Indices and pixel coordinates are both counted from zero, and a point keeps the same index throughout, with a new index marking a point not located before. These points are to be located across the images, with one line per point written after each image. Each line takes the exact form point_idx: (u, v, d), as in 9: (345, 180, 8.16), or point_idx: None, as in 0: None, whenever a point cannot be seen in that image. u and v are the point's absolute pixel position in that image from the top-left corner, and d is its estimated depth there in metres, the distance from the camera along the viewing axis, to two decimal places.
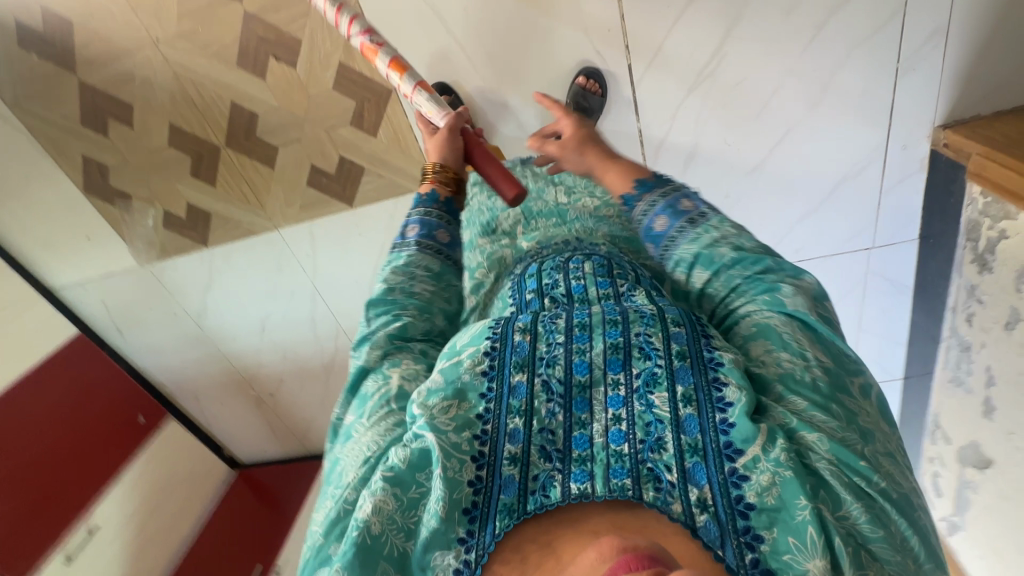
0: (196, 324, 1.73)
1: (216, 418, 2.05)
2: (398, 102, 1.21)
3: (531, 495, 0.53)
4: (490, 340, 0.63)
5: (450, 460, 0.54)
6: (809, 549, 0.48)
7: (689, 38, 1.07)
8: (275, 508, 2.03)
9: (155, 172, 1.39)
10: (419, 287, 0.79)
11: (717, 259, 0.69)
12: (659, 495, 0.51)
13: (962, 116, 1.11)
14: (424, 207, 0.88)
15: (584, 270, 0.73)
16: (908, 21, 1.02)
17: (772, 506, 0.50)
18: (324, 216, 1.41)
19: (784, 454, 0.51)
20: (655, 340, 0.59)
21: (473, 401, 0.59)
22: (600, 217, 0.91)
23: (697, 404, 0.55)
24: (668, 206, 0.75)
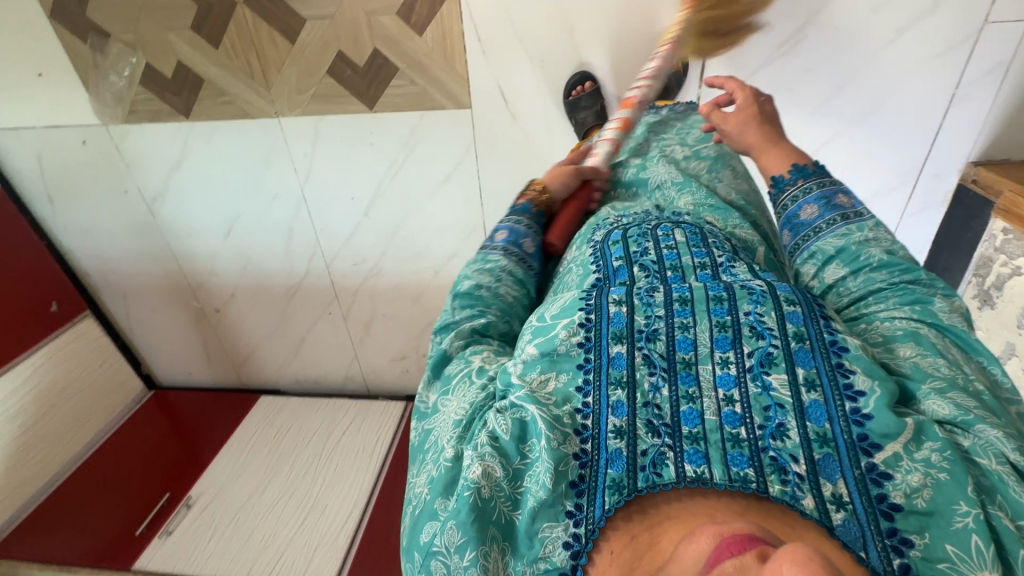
0: (149, 210, 1.51)
1: (143, 327, 1.80)
2: (456, 2, 1.10)
3: (640, 472, 0.50)
4: (585, 310, 0.62)
5: (554, 432, 0.53)
6: (975, 560, 0.43)
7: (772, 13, 1.05)
8: (190, 439, 1.77)
9: (148, 14, 1.19)
10: (503, 289, 0.75)
11: (865, 259, 0.66)
12: (786, 488, 0.47)
13: (992, 157, 1.15)
14: (516, 216, 0.84)
15: (676, 240, 0.70)
16: (977, 49, 1.04)
17: (922, 509, 0.45)
18: (335, 114, 1.27)
19: (939, 453, 0.47)
20: (767, 320, 0.56)
21: (568, 372, 0.58)
22: (686, 180, 0.87)
23: (822, 390, 0.51)
24: (822, 196, 0.74)
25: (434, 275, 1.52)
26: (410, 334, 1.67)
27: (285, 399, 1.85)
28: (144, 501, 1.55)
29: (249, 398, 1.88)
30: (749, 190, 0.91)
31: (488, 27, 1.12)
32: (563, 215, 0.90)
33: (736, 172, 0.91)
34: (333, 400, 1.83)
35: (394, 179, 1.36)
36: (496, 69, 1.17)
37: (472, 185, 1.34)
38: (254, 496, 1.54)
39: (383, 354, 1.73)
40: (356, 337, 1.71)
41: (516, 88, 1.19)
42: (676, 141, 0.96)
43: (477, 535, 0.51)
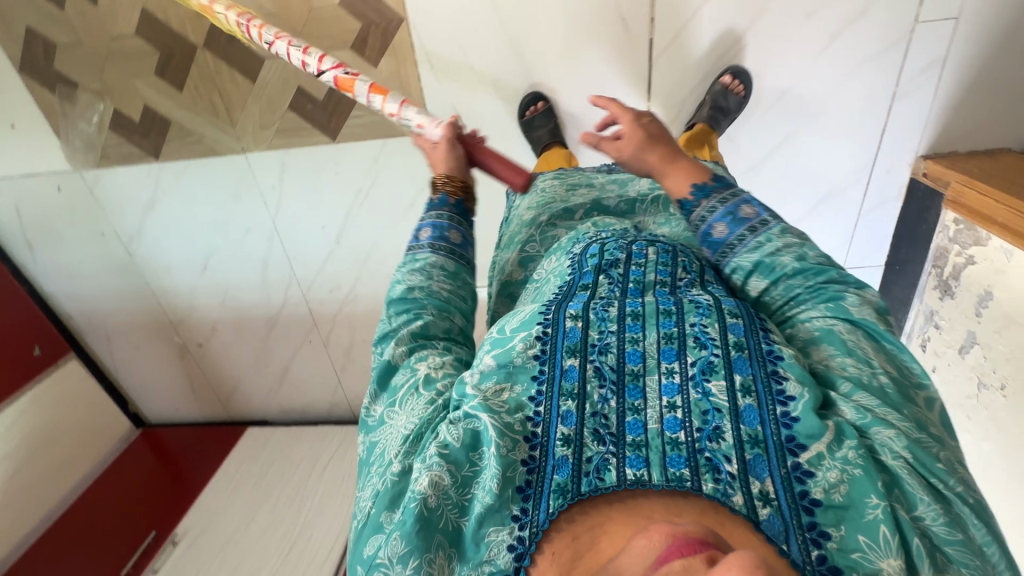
0: (126, 250, 1.53)
1: (129, 365, 1.81)
2: (407, 34, 1.14)
3: (585, 476, 0.53)
4: (542, 325, 0.65)
5: (504, 438, 0.56)
6: (881, 548, 0.48)
7: (710, 26, 1.09)
8: (179, 476, 1.78)
9: (113, 62, 1.23)
10: (437, 287, 0.77)
11: (778, 267, 0.68)
12: (719, 486, 0.51)
13: (941, 150, 1.17)
14: (436, 211, 0.85)
15: (647, 257, 0.72)
16: (912, 48, 1.07)
17: (839, 504, 0.50)
18: (300, 146, 1.30)
19: (854, 451, 0.52)
20: (709, 331, 0.60)
21: (522, 384, 0.61)
22: (669, 219, 0.88)
23: (756, 395, 0.56)
24: (727, 212, 0.73)
25: None
26: None
27: (272, 429, 1.85)
28: (128, 539, 1.56)
29: (237, 430, 1.89)
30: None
31: (441, 55, 1.16)
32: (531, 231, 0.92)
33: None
34: (319, 428, 1.83)
35: (361, 206, 1.39)
36: (451, 94, 1.20)
37: None
38: (242, 529, 1.55)
39: (366, 378, 1.75)
40: (339, 363, 1.72)
41: (472, 112, 1.22)
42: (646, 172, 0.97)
43: (421, 544, 0.53)
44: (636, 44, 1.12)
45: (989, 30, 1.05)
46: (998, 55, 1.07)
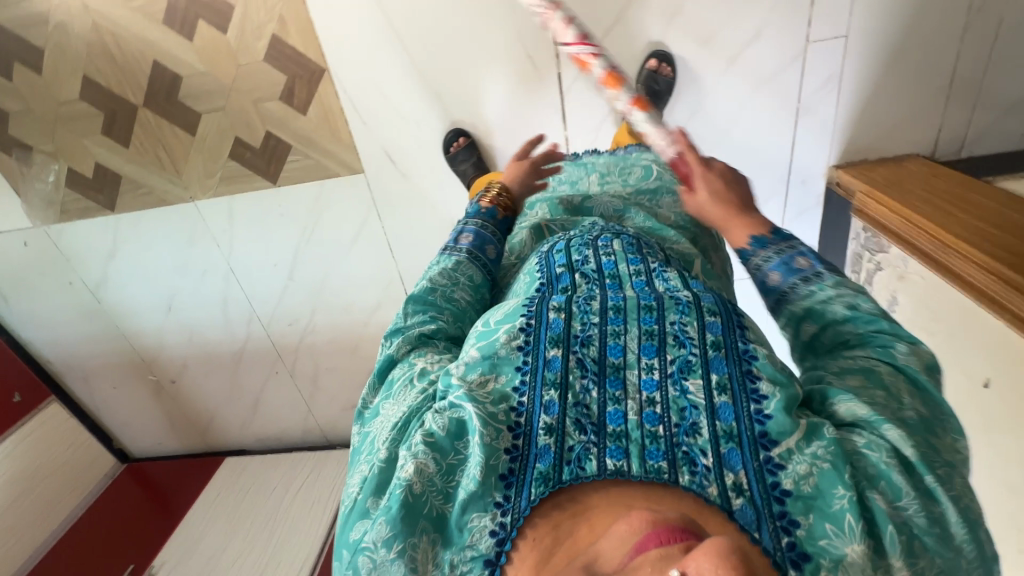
0: (94, 297, 1.61)
1: (109, 404, 1.88)
2: (330, 83, 1.20)
3: (565, 465, 0.52)
4: (525, 317, 0.62)
5: (486, 428, 0.54)
6: (847, 535, 0.48)
7: (613, 58, 1.15)
8: (163, 507, 1.85)
9: (61, 124, 1.30)
10: (459, 294, 0.77)
11: (829, 313, 0.63)
12: (694, 478, 0.50)
13: (851, 159, 1.21)
14: (480, 220, 0.89)
15: (614, 248, 0.72)
16: (807, 66, 1.11)
17: (807, 494, 0.50)
18: (243, 191, 1.37)
19: (825, 447, 0.52)
20: (689, 329, 0.59)
21: (507, 373, 0.58)
22: (627, 208, 0.94)
23: (731, 393, 0.55)
24: (782, 263, 0.68)
25: (364, 325, 1.60)
26: (353, 383, 1.74)
27: (248, 457, 1.91)
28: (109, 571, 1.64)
29: (215, 460, 1.96)
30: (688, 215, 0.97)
31: (364, 99, 1.22)
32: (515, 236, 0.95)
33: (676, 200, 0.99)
34: (293, 454, 1.89)
35: (308, 243, 1.45)
36: (379, 136, 1.27)
37: (380, 240, 1.43)
38: (216, 556, 1.62)
39: (334, 405, 1.80)
40: (306, 392, 1.78)
41: (401, 150, 1.28)
42: (620, 178, 1.03)
43: (405, 530, 0.52)
44: (547, 79, 1.18)
45: (880, 43, 1.09)
46: (891, 66, 1.11)
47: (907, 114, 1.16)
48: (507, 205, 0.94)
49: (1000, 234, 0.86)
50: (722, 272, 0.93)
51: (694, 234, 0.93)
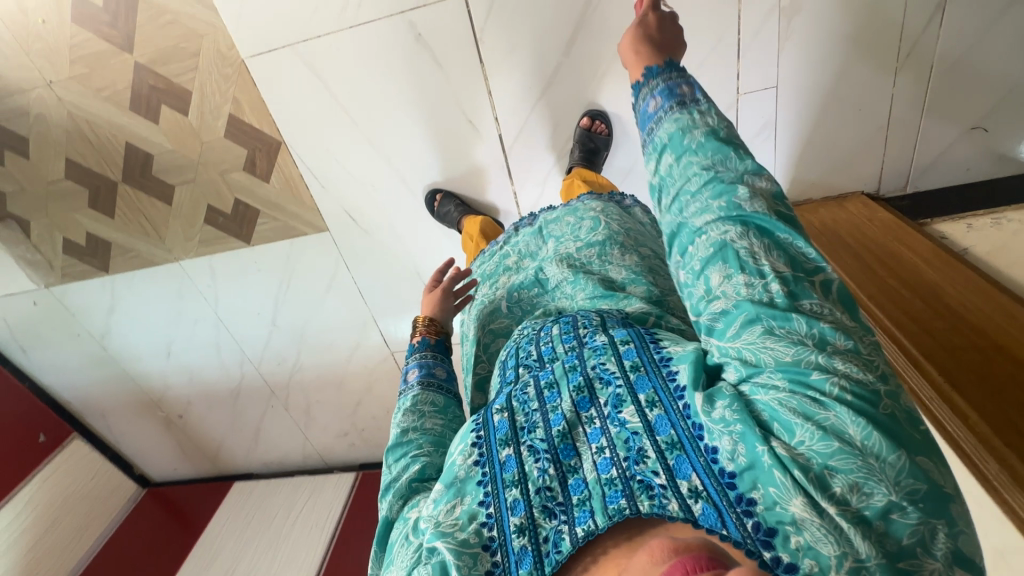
0: (100, 346, 1.74)
1: (126, 438, 2.02)
2: (289, 153, 1.28)
3: (546, 557, 0.47)
4: (474, 431, 0.57)
5: (462, 557, 0.48)
6: (789, 492, 0.41)
7: (552, 116, 1.19)
8: (186, 520, 1.98)
9: (52, 201, 1.41)
10: (430, 423, 0.70)
11: (685, 143, 0.62)
12: (654, 501, 0.45)
13: (796, 198, 1.23)
14: (420, 353, 0.82)
15: (552, 334, 0.65)
16: (741, 114, 1.13)
17: (746, 465, 0.43)
18: (221, 251, 1.46)
19: (729, 408, 0.46)
20: (609, 365, 0.55)
21: (471, 493, 0.53)
22: (577, 277, 0.81)
23: (662, 404, 0.50)
24: (666, 89, 0.70)
25: (347, 361, 1.68)
26: (343, 414, 1.83)
27: (255, 481, 2.04)
28: None
29: (225, 484, 2.07)
30: (642, 257, 0.83)
31: (320, 166, 1.29)
32: (469, 345, 0.90)
33: (626, 245, 0.85)
34: (296, 477, 2.00)
35: (286, 295, 1.54)
36: (339, 198, 1.34)
37: (352, 289, 1.51)
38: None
39: (327, 432, 1.89)
40: (301, 423, 1.88)
41: (360, 209, 1.35)
42: (569, 235, 0.90)
43: None
44: (491, 139, 1.22)
45: (811, 91, 1.10)
46: (825, 109, 1.11)
47: (850, 152, 1.16)
48: (438, 327, 0.88)
49: (915, 302, 0.91)
50: (691, 312, 0.77)
51: (653, 286, 0.78)
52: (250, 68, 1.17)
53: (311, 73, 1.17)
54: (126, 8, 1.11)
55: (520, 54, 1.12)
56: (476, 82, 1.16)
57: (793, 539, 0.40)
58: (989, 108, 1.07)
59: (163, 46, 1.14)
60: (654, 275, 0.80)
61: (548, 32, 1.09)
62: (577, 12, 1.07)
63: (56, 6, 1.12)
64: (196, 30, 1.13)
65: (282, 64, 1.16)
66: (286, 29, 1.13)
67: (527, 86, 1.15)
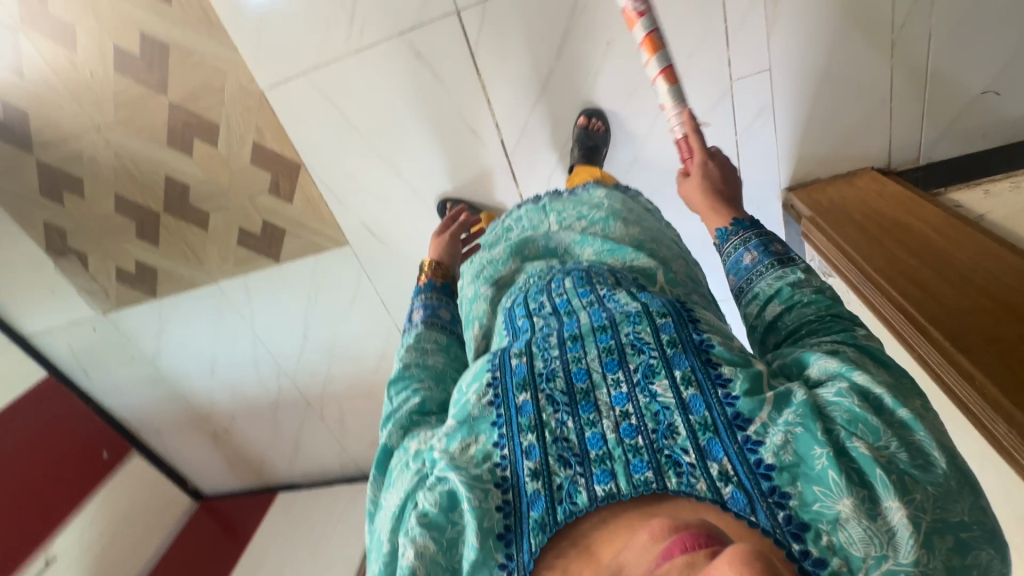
0: (152, 365, 1.87)
1: (179, 453, 2.14)
2: (308, 173, 1.37)
3: (559, 505, 0.49)
4: (491, 370, 0.59)
5: (473, 490, 0.51)
6: (836, 492, 0.44)
7: (550, 118, 1.23)
8: (233, 532, 2.07)
9: (105, 234, 1.56)
10: (432, 359, 0.77)
11: (795, 296, 0.61)
12: (681, 479, 0.48)
13: (803, 178, 1.21)
14: (424, 295, 0.90)
15: (565, 287, 0.68)
16: (737, 98, 1.13)
17: (791, 462, 0.46)
18: (254, 270, 1.57)
19: (794, 412, 0.48)
20: (644, 335, 0.56)
21: (485, 432, 0.55)
22: (585, 237, 0.86)
23: (697, 384, 0.51)
24: (760, 243, 0.68)
25: (375, 370, 1.75)
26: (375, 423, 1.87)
27: (298, 492, 2.10)
28: None
29: (270, 495, 2.15)
30: (645, 230, 0.87)
31: (337, 183, 1.38)
32: (480, 301, 0.81)
33: (630, 222, 0.88)
34: (335, 486, 2.06)
35: (315, 308, 1.63)
36: (356, 213, 1.42)
37: (374, 299, 1.59)
38: None
39: (362, 441, 1.94)
40: (337, 433, 1.94)
41: (377, 222, 1.43)
42: (574, 215, 0.92)
43: None
44: (494, 146, 1.28)
45: (807, 70, 1.10)
46: (824, 86, 1.11)
47: (854, 127, 1.15)
48: (444, 270, 0.97)
49: (923, 271, 0.89)
50: (689, 278, 0.82)
51: (655, 251, 0.83)
52: (270, 97, 1.27)
53: (323, 97, 1.27)
54: (159, 54, 1.23)
55: (514, 61, 1.17)
56: (474, 91, 1.22)
57: (826, 535, 0.43)
58: (995, 71, 1.05)
59: (192, 85, 1.26)
60: (654, 244, 0.85)
61: (540, 37, 1.14)
62: (565, 16, 1.11)
63: (101, 57, 1.25)
64: (220, 67, 1.24)
65: (298, 93, 1.26)
66: (298, 59, 1.23)
67: (524, 91, 1.21)
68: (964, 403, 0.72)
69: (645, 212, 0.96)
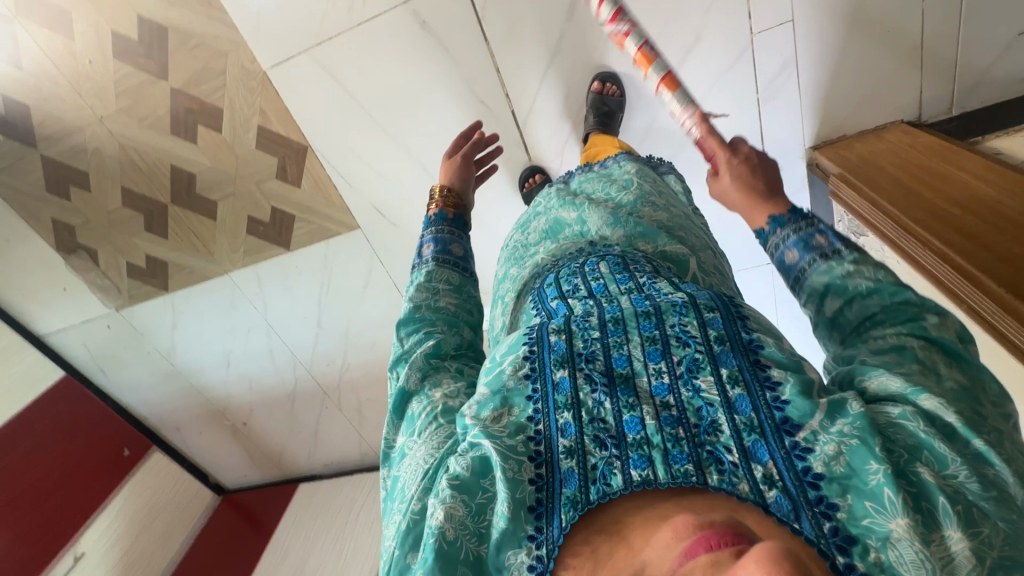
0: (168, 361, 1.87)
1: (199, 448, 2.12)
2: (316, 156, 1.34)
3: (592, 485, 0.46)
4: (528, 344, 0.56)
5: (507, 461, 0.48)
6: (890, 511, 0.41)
7: (563, 85, 1.19)
8: (256, 524, 2.06)
9: (114, 229, 1.54)
10: (444, 302, 0.73)
11: (848, 288, 0.55)
12: (724, 478, 0.45)
13: (829, 137, 1.17)
14: (435, 227, 0.85)
15: (601, 270, 0.66)
16: (759, 55, 1.10)
17: (841, 474, 0.43)
18: (266, 259, 1.54)
19: (849, 423, 0.45)
20: (691, 329, 0.53)
21: (519, 406, 0.53)
22: (619, 220, 0.79)
23: (745, 384, 0.48)
24: (801, 240, 0.62)
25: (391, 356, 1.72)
26: None
27: (318, 482, 2.08)
28: None
29: (290, 487, 2.13)
30: (673, 216, 0.83)
31: (345, 166, 1.35)
32: (507, 282, 0.82)
33: (658, 205, 0.85)
34: (354, 475, 2.03)
35: (327, 296, 1.61)
36: (366, 195, 1.39)
37: (388, 284, 1.56)
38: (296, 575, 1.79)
39: (381, 430, 1.91)
40: (355, 421, 1.91)
41: (387, 204, 1.40)
42: (602, 192, 0.90)
43: None
44: (504, 118, 1.24)
45: (830, 19, 1.05)
46: (849, 35, 1.06)
47: (880, 82, 1.10)
48: (456, 200, 0.92)
49: (960, 217, 0.84)
50: (717, 270, 0.77)
51: (685, 241, 0.79)
52: (273, 78, 1.24)
53: (326, 75, 1.23)
54: (158, 37, 1.20)
55: (524, 26, 1.13)
56: (484, 60, 1.17)
57: (873, 551, 0.40)
58: None
59: (193, 69, 1.23)
60: (682, 231, 0.80)
61: None
62: None
63: (99, 44, 1.22)
64: (220, 49, 1.21)
65: (301, 72, 1.23)
66: (301, 37, 1.19)
67: (534, 59, 1.16)
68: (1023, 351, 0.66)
69: (672, 193, 0.93)
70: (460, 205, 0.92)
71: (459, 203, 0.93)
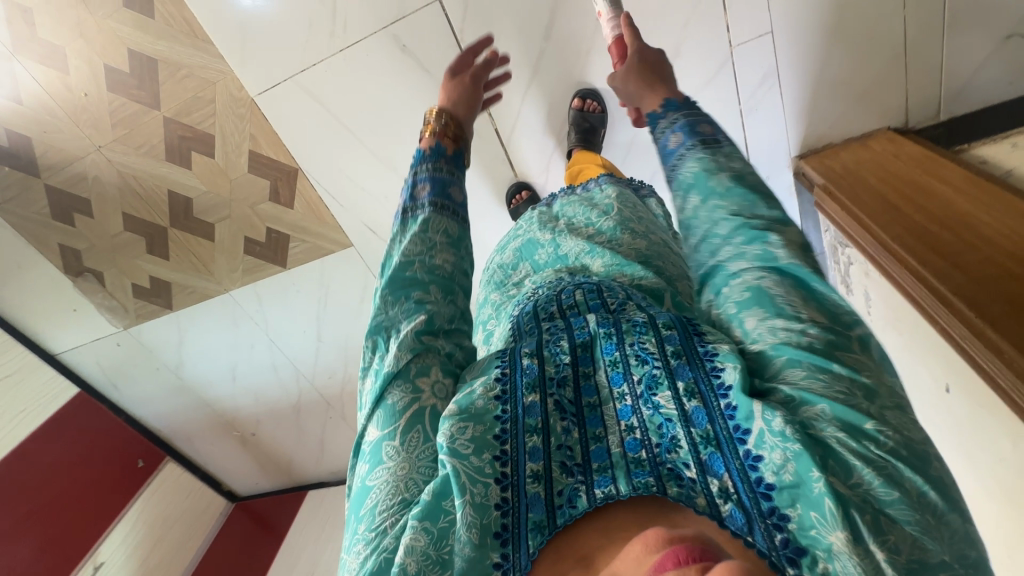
0: (176, 375, 1.92)
1: (211, 457, 2.18)
2: (306, 178, 1.37)
3: (558, 509, 0.47)
4: (500, 366, 0.57)
5: (475, 485, 0.48)
6: (831, 522, 0.40)
7: (545, 101, 1.20)
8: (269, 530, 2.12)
9: (118, 252, 1.59)
10: (440, 259, 0.67)
11: (710, 186, 0.61)
12: (682, 490, 0.47)
13: (815, 146, 1.16)
14: (430, 163, 0.76)
15: (575, 299, 0.64)
16: (739, 67, 1.09)
17: (790, 483, 0.43)
18: (264, 278, 1.58)
19: (787, 426, 0.44)
20: (648, 345, 0.53)
21: (487, 424, 0.52)
22: (594, 247, 0.79)
23: (701, 396, 0.49)
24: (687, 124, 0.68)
25: None
26: None
27: (326, 489, 2.12)
28: None
29: (300, 494, 2.18)
30: (652, 246, 0.82)
31: (335, 187, 1.37)
32: (488, 307, 0.83)
33: (637, 232, 0.85)
34: None
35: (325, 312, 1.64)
36: (357, 214, 1.41)
37: None
38: None
39: None
40: None
41: (378, 222, 1.42)
42: (583, 217, 0.90)
43: None
44: (488, 136, 1.25)
45: (809, 29, 1.04)
46: (830, 44, 1.05)
47: (864, 90, 1.09)
48: (455, 130, 0.82)
49: (939, 234, 0.84)
50: (694, 302, 0.77)
51: (663, 271, 0.78)
52: (261, 104, 1.27)
53: (312, 99, 1.25)
54: (148, 69, 1.23)
55: (503, 46, 1.14)
56: None
57: (822, 562, 0.40)
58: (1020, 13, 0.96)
59: (183, 99, 1.26)
60: (660, 261, 0.80)
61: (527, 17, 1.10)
62: None
63: (93, 77, 1.25)
64: (209, 79, 1.24)
65: (288, 98, 1.25)
66: (286, 64, 1.21)
67: (514, 77, 1.17)
68: (992, 375, 0.67)
69: (653, 218, 0.94)
70: (457, 138, 0.82)
71: (459, 135, 0.83)
